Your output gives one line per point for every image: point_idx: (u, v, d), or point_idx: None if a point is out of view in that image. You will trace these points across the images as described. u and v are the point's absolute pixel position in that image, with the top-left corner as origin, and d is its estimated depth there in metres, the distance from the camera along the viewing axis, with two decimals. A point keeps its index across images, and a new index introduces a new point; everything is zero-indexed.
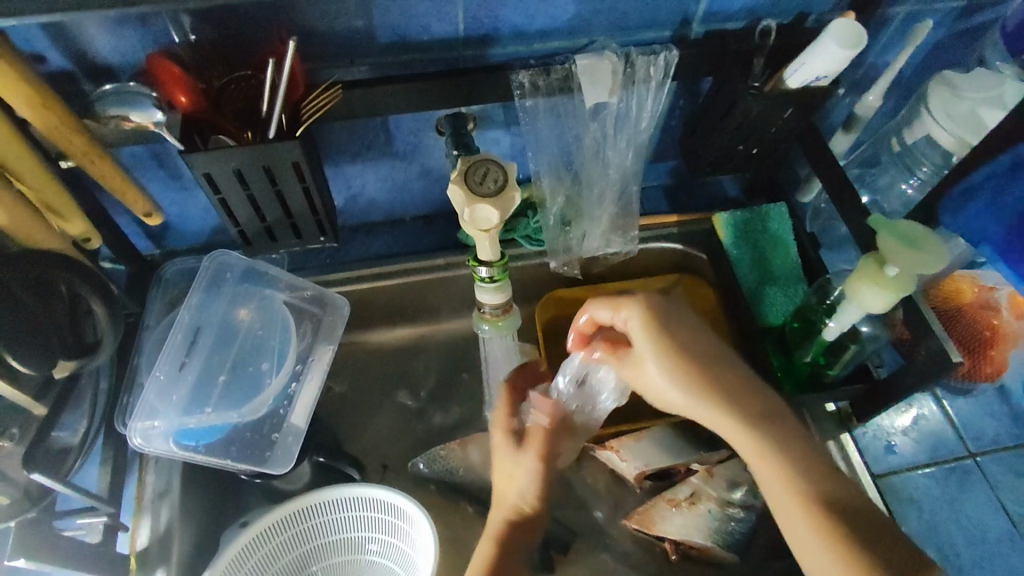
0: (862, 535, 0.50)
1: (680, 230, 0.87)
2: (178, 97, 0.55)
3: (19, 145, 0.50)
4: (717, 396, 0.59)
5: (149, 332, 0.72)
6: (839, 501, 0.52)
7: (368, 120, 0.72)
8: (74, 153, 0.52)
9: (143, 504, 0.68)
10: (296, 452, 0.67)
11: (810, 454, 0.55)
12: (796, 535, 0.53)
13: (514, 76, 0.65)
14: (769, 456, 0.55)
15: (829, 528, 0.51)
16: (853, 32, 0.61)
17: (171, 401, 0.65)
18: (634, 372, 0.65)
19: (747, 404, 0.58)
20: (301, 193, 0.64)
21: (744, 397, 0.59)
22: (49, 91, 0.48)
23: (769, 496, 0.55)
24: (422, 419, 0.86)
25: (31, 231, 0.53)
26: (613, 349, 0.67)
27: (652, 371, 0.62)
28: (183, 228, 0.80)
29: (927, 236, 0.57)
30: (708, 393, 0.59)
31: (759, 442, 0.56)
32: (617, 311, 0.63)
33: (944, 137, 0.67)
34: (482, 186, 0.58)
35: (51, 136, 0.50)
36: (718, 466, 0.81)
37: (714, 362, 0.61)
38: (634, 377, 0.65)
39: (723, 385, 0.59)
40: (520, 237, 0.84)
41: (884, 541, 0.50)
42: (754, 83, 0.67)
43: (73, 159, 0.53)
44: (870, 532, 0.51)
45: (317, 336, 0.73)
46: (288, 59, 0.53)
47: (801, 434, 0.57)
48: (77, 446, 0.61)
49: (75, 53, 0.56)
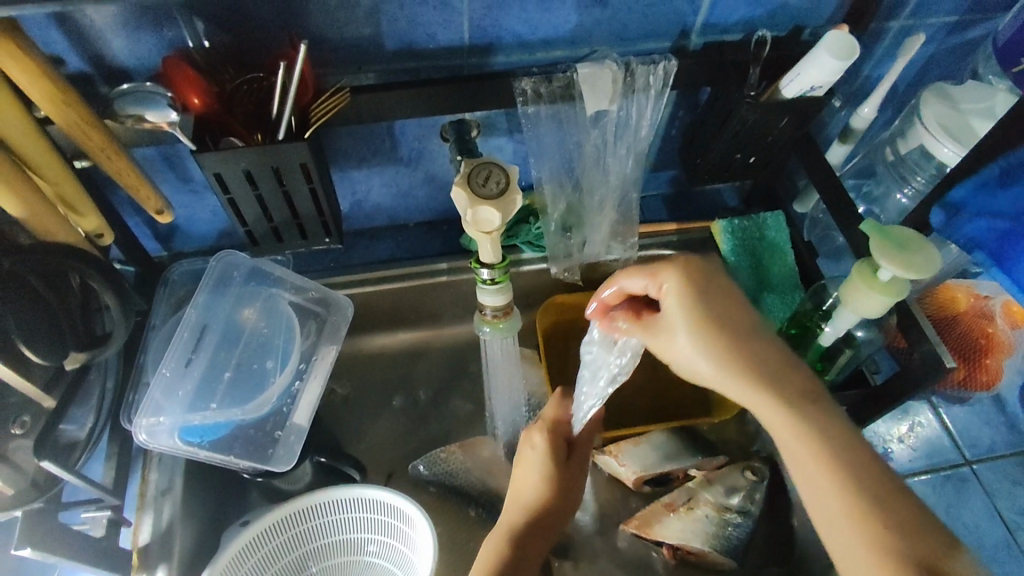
0: (911, 534, 0.46)
1: (680, 237, 0.88)
2: (191, 99, 0.57)
3: (37, 141, 0.52)
4: (751, 367, 0.54)
5: (156, 331, 0.73)
6: (886, 491, 0.48)
7: (374, 126, 0.73)
8: (91, 149, 0.54)
9: (145, 501, 0.67)
10: (298, 450, 0.68)
11: (851, 437, 0.50)
12: (837, 528, 0.48)
13: (517, 83, 0.67)
14: (804, 437, 0.50)
15: (871, 523, 0.46)
16: (847, 43, 0.62)
17: (176, 398, 0.66)
18: (659, 342, 0.60)
19: (785, 377, 0.53)
20: (308, 194, 0.66)
21: (785, 379, 0.53)
22: (70, 89, 0.50)
23: (807, 483, 0.50)
24: (423, 421, 0.87)
25: (45, 224, 0.55)
26: (637, 318, 0.63)
27: (681, 339, 0.57)
28: (191, 230, 0.81)
29: (918, 241, 0.58)
30: (742, 363, 0.54)
31: (797, 422, 0.51)
32: (652, 277, 0.60)
33: (936, 146, 0.68)
34: (484, 188, 0.60)
35: (71, 132, 0.52)
36: (716, 471, 0.82)
37: (750, 333, 0.56)
38: (660, 346, 0.60)
39: (758, 358, 0.54)
40: (522, 242, 0.86)
41: (934, 543, 0.45)
42: (750, 92, 0.69)
43: (91, 155, 0.55)
44: (919, 531, 0.46)
45: (320, 336, 0.74)
46: (299, 63, 0.55)
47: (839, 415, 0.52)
48: (83, 440, 0.61)
49: (92, 55, 0.57)
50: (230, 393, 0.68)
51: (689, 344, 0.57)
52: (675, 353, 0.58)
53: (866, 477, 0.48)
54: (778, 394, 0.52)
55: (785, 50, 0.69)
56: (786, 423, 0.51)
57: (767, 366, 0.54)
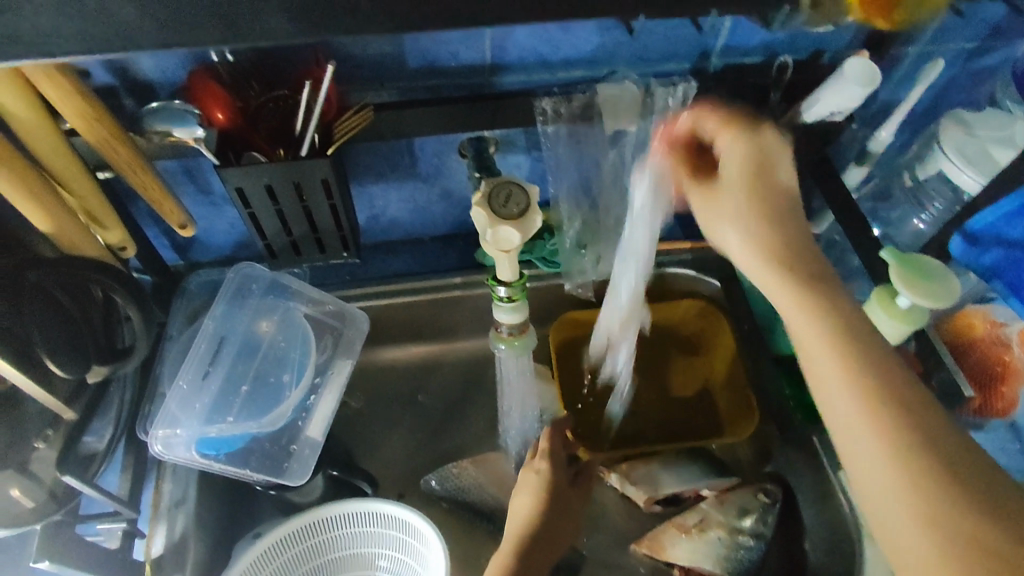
0: (940, 449, 0.45)
1: (694, 256, 0.91)
2: (216, 114, 0.58)
3: (67, 156, 0.53)
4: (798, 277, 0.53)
5: (173, 341, 0.73)
6: (915, 408, 0.47)
7: (394, 143, 0.74)
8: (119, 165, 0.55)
9: (159, 511, 0.67)
10: (312, 464, 0.68)
11: (888, 365, 0.49)
12: (864, 446, 0.47)
13: (538, 102, 0.68)
14: (844, 357, 0.50)
15: (902, 439, 0.46)
16: (868, 68, 0.62)
17: (193, 411, 0.66)
18: (709, 204, 0.59)
19: (828, 301, 0.52)
20: (328, 210, 0.66)
21: (843, 318, 0.51)
22: (102, 107, 0.50)
23: (834, 402, 0.50)
24: (435, 436, 0.87)
25: (73, 240, 0.56)
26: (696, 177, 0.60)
27: (732, 233, 0.56)
28: (209, 241, 0.82)
29: (939, 270, 0.58)
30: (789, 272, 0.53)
31: (837, 342, 0.50)
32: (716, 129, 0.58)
33: (958, 173, 0.68)
34: (505, 208, 0.60)
35: (100, 148, 0.53)
36: (728, 492, 0.81)
37: (798, 245, 0.54)
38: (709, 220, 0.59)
39: (804, 271, 0.53)
40: (538, 259, 0.87)
41: (962, 454, 0.45)
42: (771, 116, 0.69)
43: (119, 170, 0.55)
44: (956, 456, 0.45)
45: (336, 350, 0.74)
46: (326, 83, 0.55)
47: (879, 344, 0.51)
48: (101, 453, 0.62)
49: (120, 70, 0.58)
50: (246, 407, 0.68)
51: (739, 236, 0.56)
52: (725, 241, 0.58)
53: (914, 419, 0.47)
54: (822, 314, 0.52)
55: (805, 74, 0.70)
56: (843, 368, 0.50)
57: (809, 284, 0.53)
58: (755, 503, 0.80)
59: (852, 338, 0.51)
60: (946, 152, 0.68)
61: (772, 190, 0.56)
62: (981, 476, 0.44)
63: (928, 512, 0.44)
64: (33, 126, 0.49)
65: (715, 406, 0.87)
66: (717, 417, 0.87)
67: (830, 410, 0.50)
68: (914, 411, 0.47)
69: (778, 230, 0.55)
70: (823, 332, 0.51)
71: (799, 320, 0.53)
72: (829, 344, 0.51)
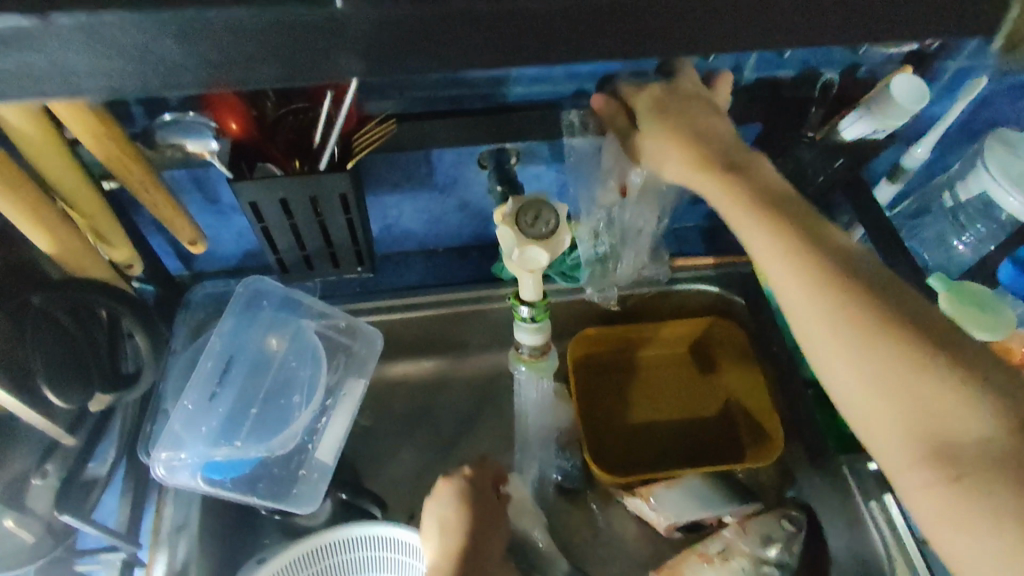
0: (895, 363, 0.44)
1: (718, 273, 0.87)
2: (230, 124, 0.54)
3: (74, 172, 0.50)
4: (747, 186, 0.52)
5: (177, 357, 0.70)
6: (864, 316, 0.45)
7: (411, 152, 0.71)
8: (129, 183, 0.52)
9: (159, 538, 0.64)
10: (322, 490, 0.64)
11: (863, 280, 0.47)
12: (843, 377, 0.46)
13: (565, 114, 0.64)
14: (807, 279, 0.47)
15: (877, 356, 0.45)
16: (917, 86, 0.60)
17: (198, 433, 0.63)
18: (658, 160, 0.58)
19: (779, 208, 0.51)
20: (344, 225, 0.63)
21: (802, 235, 0.49)
22: (114, 122, 0.47)
23: (802, 329, 0.49)
24: (447, 456, 0.83)
25: (80, 262, 0.53)
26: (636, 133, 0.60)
27: (667, 170, 0.57)
28: (215, 251, 0.78)
29: (994, 299, 0.56)
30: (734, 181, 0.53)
31: (794, 254, 0.48)
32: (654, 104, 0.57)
33: (1002, 198, 0.65)
34: (533, 228, 0.57)
35: (110, 166, 0.50)
36: (750, 519, 0.76)
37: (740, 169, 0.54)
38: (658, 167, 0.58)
39: (751, 188, 0.52)
40: (555, 273, 0.84)
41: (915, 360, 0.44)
42: (806, 134, 0.68)
43: (128, 187, 0.52)
44: (892, 359, 0.44)
45: (348, 369, 0.70)
46: (347, 95, 0.52)
47: (845, 252, 0.48)
48: (103, 479, 0.60)
49: None
50: (254, 429, 0.65)
51: (658, 145, 0.57)
52: (658, 163, 0.58)
53: (891, 336, 0.45)
54: (772, 219, 0.50)
55: (843, 89, 0.67)
56: (820, 291, 0.47)
57: (764, 198, 0.52)
58: (779, 531, 0.75)
59: (807, 250, 0.48)
60: (990, 172, 0.65)
61: (699, 133, 0.55)
62: (964, 365, 0.43)
63: (903, 416, 0.44)
64: (39, 144, 0.46)
65: (739, 428, 0.84)
66: (740, 440, 0.83)
67: (808, 334, 0.48)
68: (868, 316, 0.45)
69: (709, 161, 0.54)
70: (804, 280, 0.48)
71: (781, 268, 0.49)
72: (786, 260, 0.49)
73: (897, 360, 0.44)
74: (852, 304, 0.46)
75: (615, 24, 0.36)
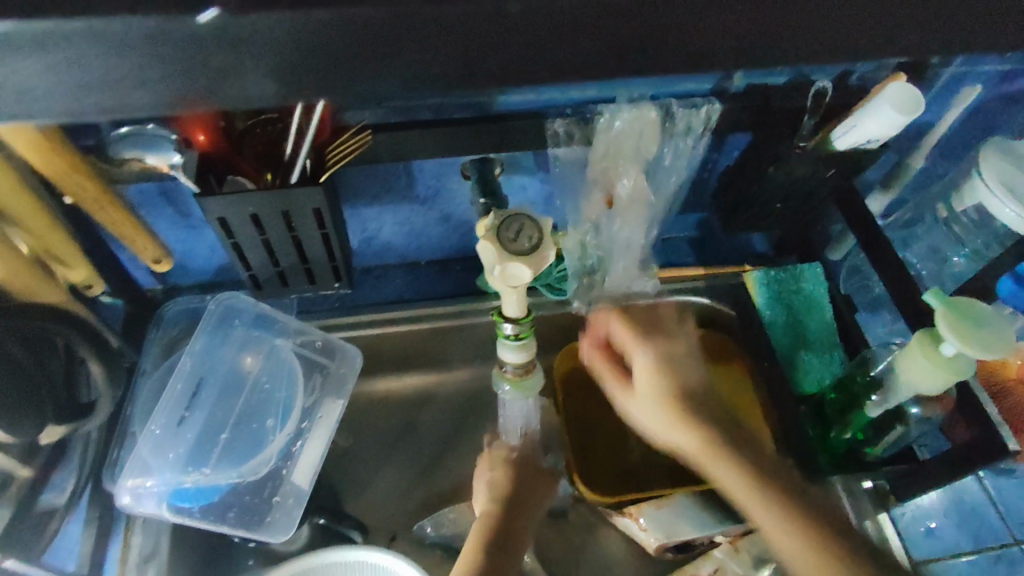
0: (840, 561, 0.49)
1: (708, 284, 0.83)
2: (197, 134, 0.51)
3: (21, 196, 0.49)
4: (697, 413, 0.57)
5: (146, 378, 0.67)
6: (827, 524, 0.51)
7: (391, 164, 0.68)
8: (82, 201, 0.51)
9: (126, 569, 0.60)
10: (297, 517, 0.61)
11: (820, 510, 0.52)
12: None
13: (550, 124, 0.62)
14: (769, 506, 0.52)
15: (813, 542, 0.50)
16: (910, 94, 0.58)
17: (165, 458, 0.60)
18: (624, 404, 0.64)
19: (723, 424, 0.57)
20: (319, 240, 0.60)
21: (767, 470, 0.54)
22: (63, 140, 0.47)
23: (784, 553, 0.51)
24: (431, 475, 0.81)
25: (34, 288, 0.51)
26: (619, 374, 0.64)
27: (640, 356, 0.61)
28: (188, 265, 0.75)
29: (992, 316, 0.53)
30: (686, 409, 0.58)
31: (762, 496, 0.53)
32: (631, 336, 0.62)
33: (999, 208, 0.62)
34: (516, 243, 0.55)
35: (60, 184, 0.49)
36: (742, 538, 0.74)
37: (694, 391, 0.59)
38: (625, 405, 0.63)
39: (699, 407, 0.58)
40: (541, 285, 0.81)
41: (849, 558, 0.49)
42: (800, 143, 0.65)
43: (81, 206, 0.52)
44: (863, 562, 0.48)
45: (325, 390, 0.67)
46: (319, 107, 0.50)
47: (796, 484, 0.54)
48: (61, 508, 0.57)
49: None
50: (225, 454, 0.62)
51: (645, 362, 0.61)
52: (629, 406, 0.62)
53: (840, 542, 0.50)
54: (705, 438, 0.56)
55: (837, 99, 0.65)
56: (772, 511, 0.52)
57: (709, 418, 0.57)
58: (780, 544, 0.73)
59: (758, 465, 0.55)
60: (986, 182, 0.63)
61: (682, 384, 0.59)
62: None
63: None
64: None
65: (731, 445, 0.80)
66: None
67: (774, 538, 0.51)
68: (812, 527, 0.50)
69: (688, 409, 0.58)
70: (743, 475, 0.54)
71: (728, 473, 0.55)
72: (741, 483, 0.54)
73: (816, 540, 0.50)
74: (783, 507, 0.52)
75: (600, 39, 0.34)
